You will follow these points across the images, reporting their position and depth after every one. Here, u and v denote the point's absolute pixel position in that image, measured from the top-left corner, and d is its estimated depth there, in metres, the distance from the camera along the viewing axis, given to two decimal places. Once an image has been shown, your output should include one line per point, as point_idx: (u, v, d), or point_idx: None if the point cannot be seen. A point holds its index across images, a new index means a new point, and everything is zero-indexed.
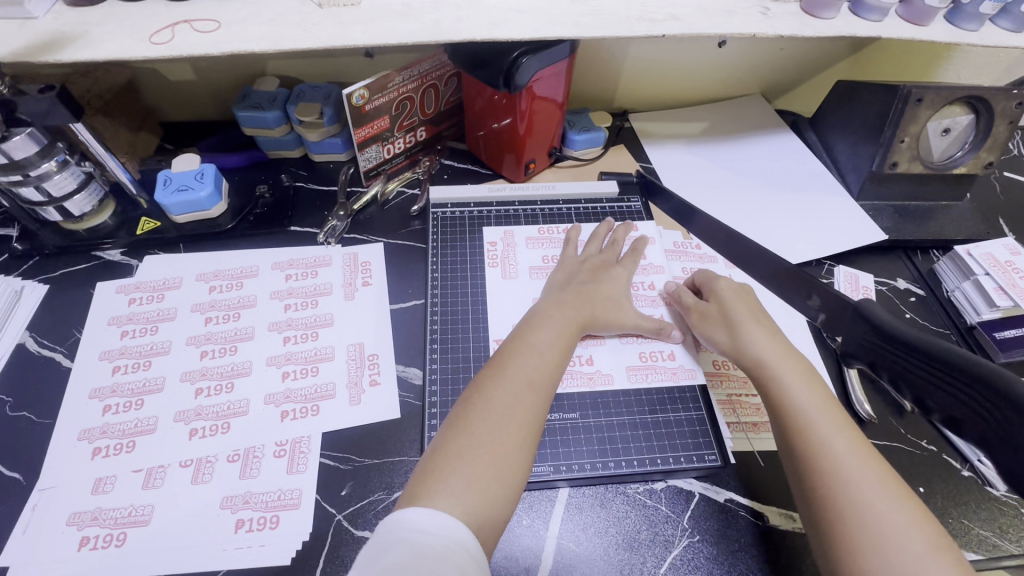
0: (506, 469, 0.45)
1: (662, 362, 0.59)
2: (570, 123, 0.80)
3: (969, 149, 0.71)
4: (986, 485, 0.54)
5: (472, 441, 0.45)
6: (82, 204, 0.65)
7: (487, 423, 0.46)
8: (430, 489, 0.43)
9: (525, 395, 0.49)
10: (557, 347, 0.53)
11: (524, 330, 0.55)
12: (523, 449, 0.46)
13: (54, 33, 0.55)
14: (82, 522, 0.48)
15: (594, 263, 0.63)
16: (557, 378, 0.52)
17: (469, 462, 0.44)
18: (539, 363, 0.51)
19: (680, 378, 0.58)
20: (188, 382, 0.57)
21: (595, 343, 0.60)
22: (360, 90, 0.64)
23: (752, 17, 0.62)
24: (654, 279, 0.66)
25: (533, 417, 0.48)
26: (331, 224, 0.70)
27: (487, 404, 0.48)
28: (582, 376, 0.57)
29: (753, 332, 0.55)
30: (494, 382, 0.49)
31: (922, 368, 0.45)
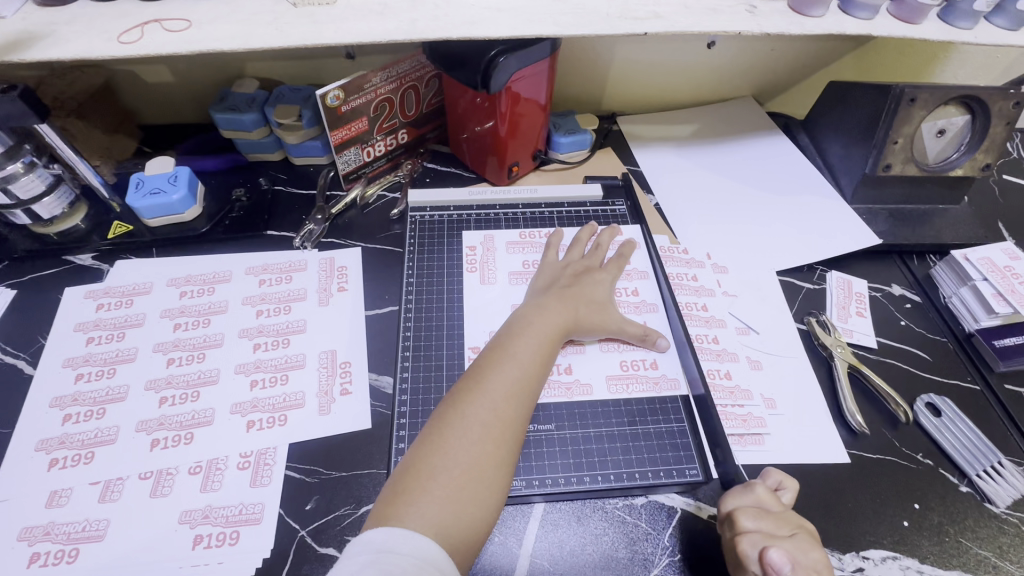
0: (480, 490, 0.42)
1: (644, 370, 0.57)
2: (555, 125, 0.78)
3: (966, 150, 0.69)
4: (985, 502, 0.51)
5: (444, 458, 0.43)
6: (52, 207, 0.64)
7: (462, 441, 0.44)
8: (399, 511, 0.41)
9: (504, 409, 0.46)
10: (538, 357, 0.51)
11: (504, 339, 0.52)
12: (501, 468, 0.44)
13: (20, 33, 0.54)
14: (33, 537, 0.46)
15: (577, 267, 0.61)
16: (538, 390, 0.50)
17: (443, 483, 0.42)
18: (519, 374, 0.49)
19: (663, 388, 0.55)
20: (152, 391, 0.55)
21: (575, 351, 0.57)
22: (335, 91, 0.63)
23: (738, 15, 0.60)
24: (638, 286, 0.63)
25: (512, 432, 0.46)
26: (307, 229, 0.68)
27: (463, 421, 0.45)
28: (561, 386, 0.55)
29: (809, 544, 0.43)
30: (470, 397, 0.47)
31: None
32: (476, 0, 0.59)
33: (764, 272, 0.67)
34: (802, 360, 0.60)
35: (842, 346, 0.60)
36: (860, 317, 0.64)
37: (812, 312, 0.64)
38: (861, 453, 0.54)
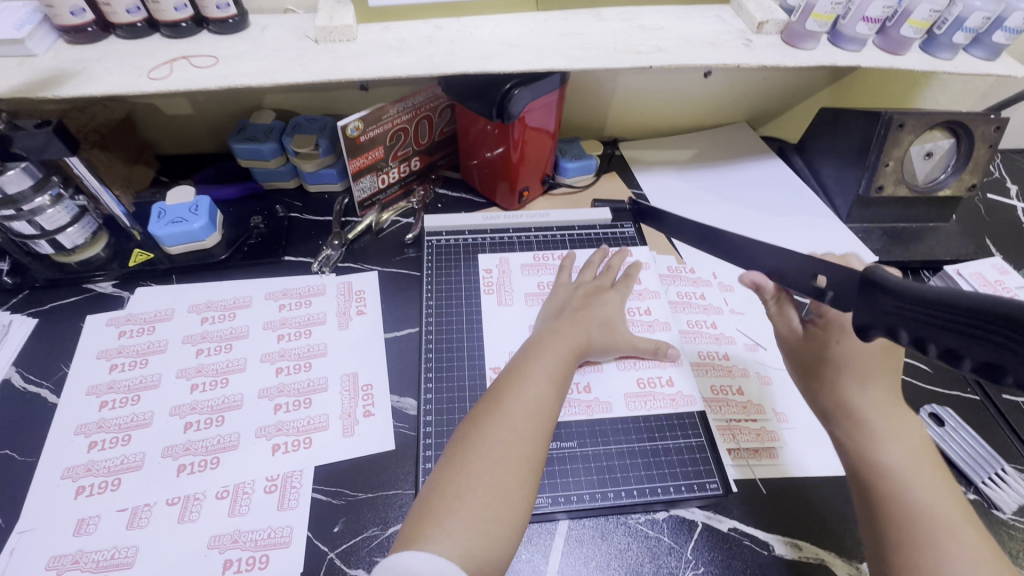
0: (503, 512, 0.43)
1: (661, 387, 0.58)
2: (562, 151, 0.82)
3: (953, 172, 0.73)
4: (992, 509, 0.53)
5: (467, 481, 0.44)
6: (75, 237, 0.65)
7: (484, 461, 0.45)
8: (425, 533, 0.41)
9: (526, 429, 0.47)
10: (555, 378, 0.52)
11: (521, 362, 0.53)
12: (525, 487, 0.44)
13: (53, 70, 0.56)
14: (62, 566, 0.46)
15: (587, 289, 0.63)
16: (558, 410, 0.50)
17: (466, 504, 0.42)
18: (538, 393, 0.50)
19: (679, 405, 0.57)
20: (176, 416, 0.56)
21: (593, 369, 0.59)
22: (355, 122, 0.65)
23: (735, 49, 0.64)
24: (649, 305, 0.65)
25: (533, 450, 0.46)
26: (325, 254, 0.70)
27: (485, 441, 0.46)
28: (580, 404, 0.56)
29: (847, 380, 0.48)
30: (490, 419, 0.47)
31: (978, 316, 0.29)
32: (489, 37, 0.63)
33: None
34: None
35: None
36: None
37: None
38: None
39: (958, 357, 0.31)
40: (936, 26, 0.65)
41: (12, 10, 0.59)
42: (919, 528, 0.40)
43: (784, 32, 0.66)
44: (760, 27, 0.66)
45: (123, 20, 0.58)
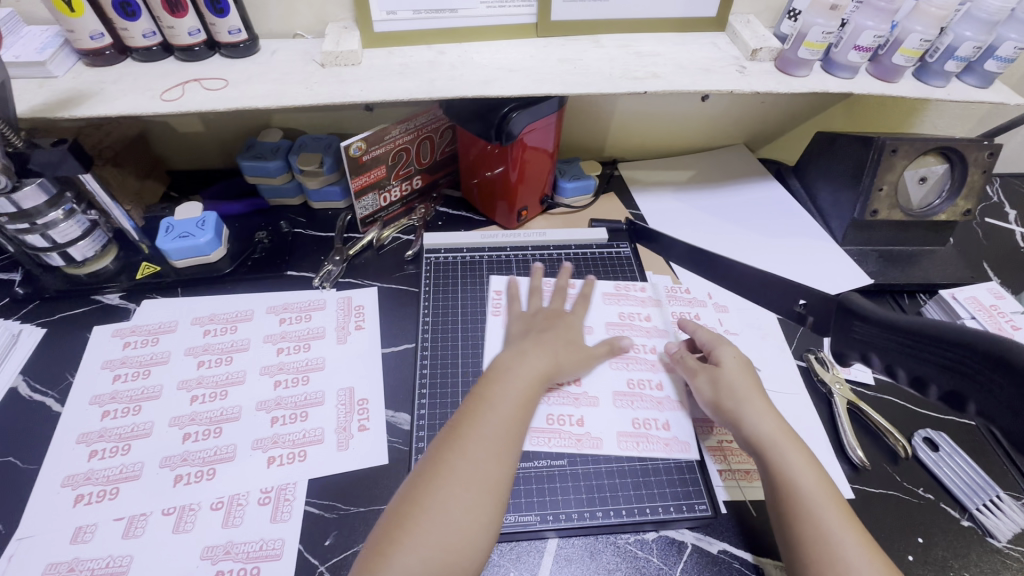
0: (462, 539, 0.43)
1: (656, 430, 0.57)
2: (561, 172, 0.83)
3: (947, 198, 0.73)
4: (987, 536, 0.53)
5: (427, 508, 0.44)
6: (85, 250, 0.67)
7: (445, 490, 0.45)
8: (383, 561, 0.42)
9: (486, 456, 0.47)
10: (519, 402, 0.52)
11: (484, 386, 0.53)
12: (484, 513, 0.45)
13: (71, 91, 0.59)
14: (58, 573, 0.47)
15: (547, 312, 0.64)
16: (522, 435, 0.51)
17: (424, 534, 0.43)
18: (500, 419, 0.50)
19: (673, 450, 0.56)
20: (175, 427, 0.57)
21: (588, 403, 0.58)
22: (358, 142, 0.67)
23: (729, 75, 0.66)
24: (654, 343, 0.65)
25: (493, 475, 0.47)
26: (326, 269, 0.72)
27: (447, 470, 0.46)
28: (570, 437, 0.56)
29: (748, 405, 0.53)
30: (453, 447, 0.48)
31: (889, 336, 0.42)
32: (489, 62, 0.65)
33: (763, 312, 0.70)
34: (804, 397, 0.62)
35: (840, 382, 0.63)
36: None
37: (810, 349, 0.66)
38: (864, 487, 0.55)
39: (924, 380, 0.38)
40: (929, 54, 0.67)
41: (35, 35, 0.62)
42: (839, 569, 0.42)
43: (778, 59, 0.67)
44: (754, 54, 0.67)
45: (140, 44, 0.61)
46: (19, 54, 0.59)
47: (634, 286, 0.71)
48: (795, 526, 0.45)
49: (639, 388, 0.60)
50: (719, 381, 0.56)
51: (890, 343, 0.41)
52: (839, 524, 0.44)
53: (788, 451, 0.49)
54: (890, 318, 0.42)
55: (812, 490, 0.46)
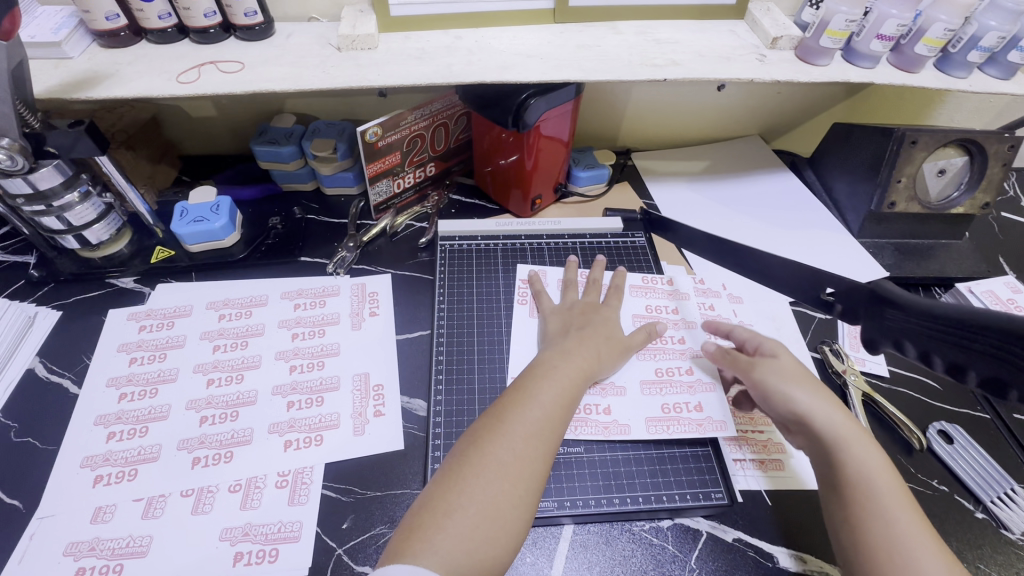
0: (496, 532, 0.43)
1: (687, 413, 0.57)
2: (576, 160, 0.83)
3: (966, 189, 0.73)
4: (1001, 528, 0.53)
5: (460, 499, 0.44)
6: (100, 233, 0.67)
7: (479, 479, 0.45)
8: (414, 548, 0.42)
9: (524, 450, 0.47)
10: (560, 400, 0.51)
11: (527, 380, 0.53)
12: (520, 508, 0.45)
13: (87, 73, 0.58)
14: (79, 552, 0.48)
15: (584, 307, 0.63)
16: (562, 432, 0.50)
17: (457, 522, 0.43)
18: (541, 416, 0.49)
19: (707, 430, 0.56)
20: (192, 410, 0.57)
21: (615, 393, 0.58)
22: (374, 128, 0.67)
23: (749, 63, 0.65)
24: (683, 334, 0.64)
25: (531, 471, 0.46)
26: (341, 255, 0.72)
27: (482, 460, 0.46)
28: (598, 424, 0.56)
29: (820, 403, 0.50)
30: (491, 437, 0.48)
31: (919, 323, 0.40)
32: (507, 47, 0.64)
33: (778, 304, 0.70)
34: None
35: (856, 374, 0.62)
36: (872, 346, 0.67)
37: (825, 341, 0.66)
38: None
39: (963, 368, 0.37)
40: (951, 44, 0.66)
41: (50, 15, 0.62)
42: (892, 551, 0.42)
43: (799, 48, 0.67)
44: (774, 43, 0.67)
45: (155, 25, 0.61)
46: (35, 34, 0.59)
47: (660, 280, 0.70)
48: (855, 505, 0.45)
49: (667, 375, 0.60)
50: (790, 376, 0.52)
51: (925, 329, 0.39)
52: (910, 529, 0.43)
53: (862, 451, 0.47)
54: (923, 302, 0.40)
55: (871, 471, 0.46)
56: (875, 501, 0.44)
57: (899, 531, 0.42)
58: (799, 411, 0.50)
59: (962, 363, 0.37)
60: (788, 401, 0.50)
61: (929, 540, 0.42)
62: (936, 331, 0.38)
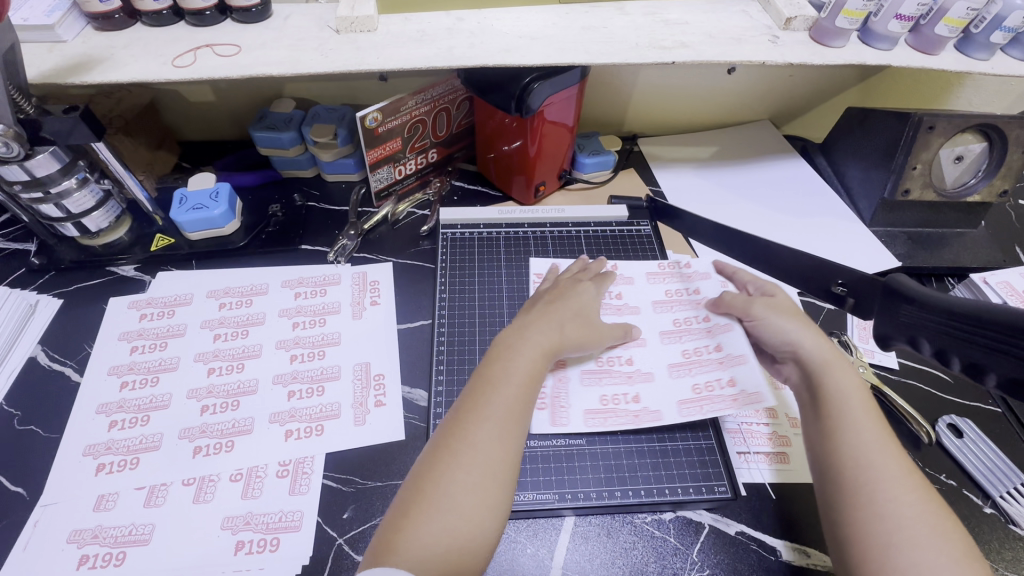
0: (473, 525, 0.43)
1: (719, 390, 0.56)
2: (581, 147, 0.81)
3: (983, 176, 0.71)
4: (1010, 524, 0.52)
5: (432, 494, 0.43)
6: (99, 221, 0.66)
7: (449, 470, 0.44)
8: (396, 546, 0.41)
9: (493, 434, 0.46)
10: (524, 379, 0.50)
11: (488, 364, 0.52)
12: (493, 494, 0.44)
13: (82, 57, 0.57)
14: (82, 539, 0.48)
15: (558, 286, 0.61)
16: (530, 412, 0.49)
17: (434, 517, 0.42)
18: (505, 397, 0.48)
19: (741, 404, 0.54)
20: (193, 399, 0.57)
21: (644, 379, 0.57)
22: (374, 113, 0.65)
23: (761, 45, 0.63)
24: (706, 313, 0.63)
25: (498, 455, 0.46)
26: (341, 244, 0.71)
27: (450, 450, 0.45)
28: (627, 414, 0.55)
29: (806, 334, 0.54)
30: (457, 426, 0.47)
31: (936, 320, 0.39)
32: (510, 29, 0.62)
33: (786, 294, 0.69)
34: None
35: (865, 366, 0.61)
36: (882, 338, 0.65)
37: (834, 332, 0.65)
38: None
39: (983, 367, 0.35)
40: (973, 25, 0.63)
41: None
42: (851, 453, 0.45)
43: (813, 29, 0.64)
44: (788, 23, 0.64)
45: (150, 7, 0.59)
46: (28, 17, 0.58)
47: (680, 263, 0.69)
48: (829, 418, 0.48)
49: (696, 356, 0.59)
50: (782, 311, 0.56)
51: (943, 327, 0.38)
52: (874, 441, 0.46)
53: (839, 372, 0.51)
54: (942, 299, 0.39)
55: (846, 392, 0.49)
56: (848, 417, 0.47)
57: (866, 442, 0.45)
58: (788, 340, 0.54)
59: (983, 363, 0.35)
60: (777, 330, 0.55)
61: (889, 449, 0.45)
62: (958, 327, 0.37)
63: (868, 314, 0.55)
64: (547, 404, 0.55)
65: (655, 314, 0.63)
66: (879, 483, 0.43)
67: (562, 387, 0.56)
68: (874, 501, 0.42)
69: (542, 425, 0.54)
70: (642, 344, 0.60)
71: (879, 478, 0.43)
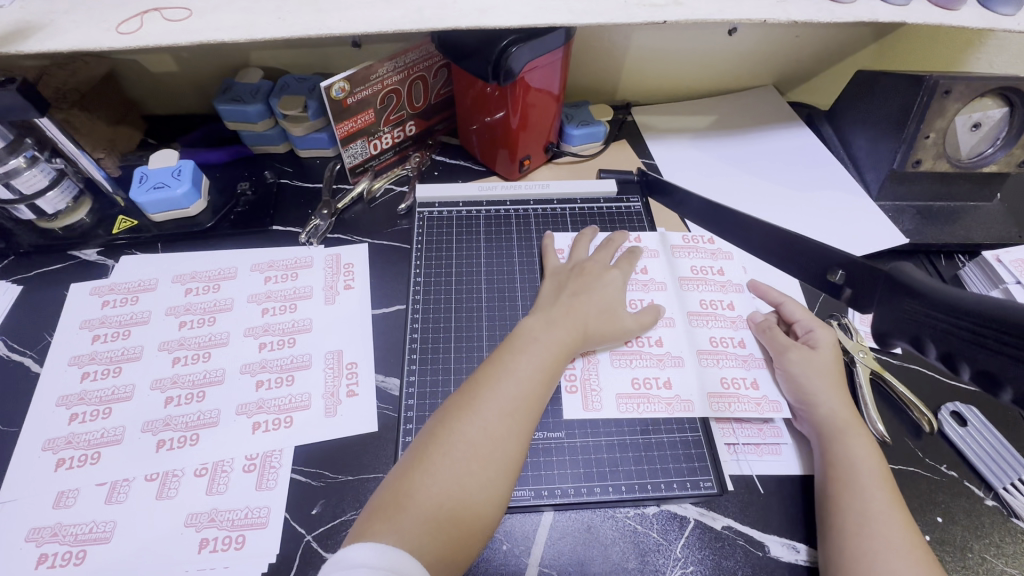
0: (463, 517, 0.41)
1: (745, 390, 0.54)
2: (569, 116, 0.76)
3: (1002, 145, 0.65)
4: (1012, 517, 0.49)
5: (427, 478, 0.41)
6: (55, 202, 0.63)
7: (448, 459, 0.42)
8: (376, 530, 0.39)
9: (499, 429, 0.44)
10: (541, 375, 0.48)
11: (504, 352, 0.50)
12: (489, 488, 0.42)
13: (18, 23, 0.52)
14: (41, 538, 0.46)
15: (584, 268, 0.59)
16: (541, 410, 0.47)
17: (421, 505, 0.40)
18: (517, 392, 0.46)
19: (765, 410, 0.53)
20: (157, 390, 0.54)
21: (674, 363, 0.56)
22: (340, 82, 0.61)
23: (764, 1, 0.57)
24: (732, 299, 0.61)
25: (504, 452, 0.43)
26: (313, 224, 0.67)
27: (452, 438, 0.43)
28: (661, 401, 0.53)
29: (829, 390, 0.51)
30: (463, 414, 0.45)
31: (943, 317, 0.35)
32: None
33: (783, 274, 0.65)
34: None
35: (865, 351, 0.57)
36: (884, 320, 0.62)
37: (834, 315, 0.61)
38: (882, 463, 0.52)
39: (996, 377, 0.31)
40: None
41: None
42: (858, 522, 0.43)
43: None
44: None
45: None
46: None
47: (702, 238, 0.66)
48: (839, 487, 0.45)
49: (721, 346, 0.57)
50: (812, 360, 0.53)
51: (952, 326, 0.34)
52: (883, 508, 0.43)
53: (854, 436, 0.48)
54: (952, 294, 0.35)
55: (858, 458, 0.47)
56: (856, 482, 0.45)
57: (871, 505, 0.43)
58: (808, 391, 0.51)
59: (997, 373, 0.31)
60: (800, 380, 0.52)
61: (896, 517, 0.43)
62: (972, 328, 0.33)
63: (864, 307, 0.48)
64: (579, 387, 0.53)
65: (681, 292, 0.61)
66: (878, 545, 0.41)
67: (592, 369, 0.55)
68: (870, 562, 0.41)
69: (575, 409, 0.52)
70: (670, 324, 0.59)
71: (883, 549, 0.41)
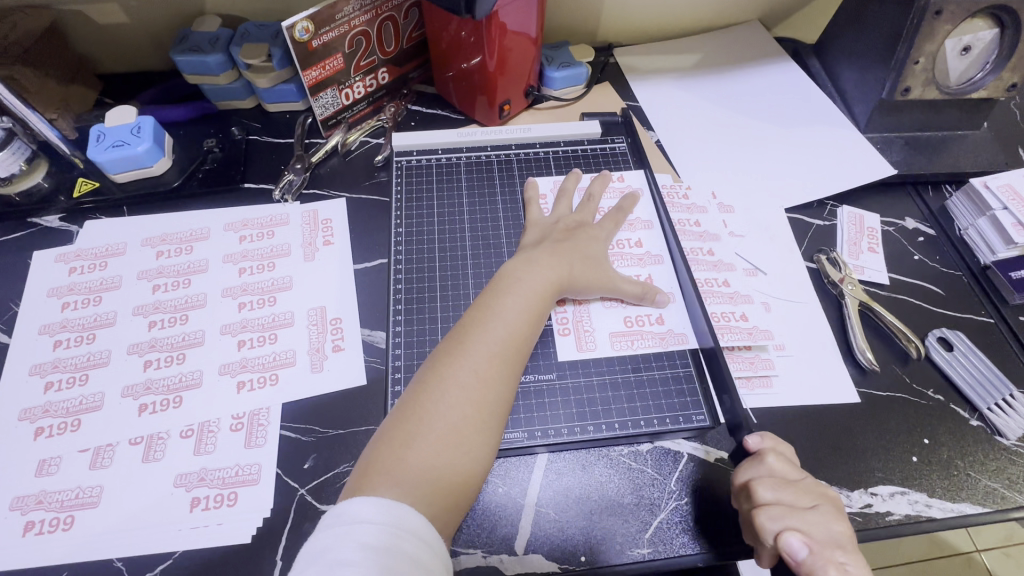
0: (461, 459, 0.40)
1: (735, 322, 0.55)
2: (548, 58, 0.72)
3: (991, 69, 0.63)
4: (995, 435, 0.50)
5: (421, 425, 0.41)
6: (8, 165, 0.61)
7: (440, 405, 0.41)
8: (373, 481, 0.38)
9: (488, 371, 0.43)
10: (527, 314, 0.47)
11: (489, 296, 0.48)
12: (485, 433, 0.42)
13: None
14: (26, 506, 0.45)
15: (570, 220, 0.57)
16: (528, 351, 0.47)
17: (418, 452, 0.39)
18: (505, 333, 0.45)
19: (757, 338, 0.54)
20: (135, 355, 0.53)
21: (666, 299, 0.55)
22: (303, 22, 0.57)
23: None
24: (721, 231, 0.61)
25: (496, 394, 0.43)
26: (287, 179, 0.64)
27: (442, 385, 0.42)
28: (654, 336, 0.53)
29: None
30: (452, 359, 0.44)
31: None
32: None
33: (773, 210, 0.64)
34: (814, 303, 0.57)
35: (854, 283, 0.57)
36: (871, 253, 0.61)
37: (822, 250, 0.61)
38: (869, 390, 0.52)
39: None
40: None
41: None
42: None
43: None
44: None
45: None
46: None
47: (682, 189, 0.64)
48: None
49: (708, 287, 0.57)
50: None
51: None
52: None
53: None
54: None
55: None
56: None
57: None
58: None
59: None
60: None
61: None
62: None
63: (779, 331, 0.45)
64: (571, 329, 0.53)
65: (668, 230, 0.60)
66: None
67: (584, 312, 0.54)
68: None
69: (569, 351, 0.52)
70: (659, 261, 0.58)
71: None
